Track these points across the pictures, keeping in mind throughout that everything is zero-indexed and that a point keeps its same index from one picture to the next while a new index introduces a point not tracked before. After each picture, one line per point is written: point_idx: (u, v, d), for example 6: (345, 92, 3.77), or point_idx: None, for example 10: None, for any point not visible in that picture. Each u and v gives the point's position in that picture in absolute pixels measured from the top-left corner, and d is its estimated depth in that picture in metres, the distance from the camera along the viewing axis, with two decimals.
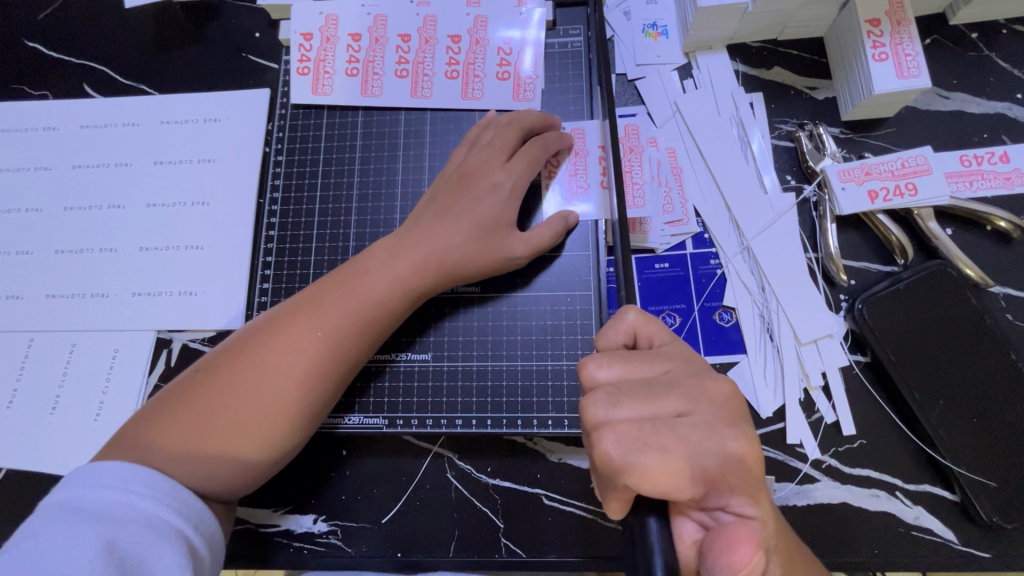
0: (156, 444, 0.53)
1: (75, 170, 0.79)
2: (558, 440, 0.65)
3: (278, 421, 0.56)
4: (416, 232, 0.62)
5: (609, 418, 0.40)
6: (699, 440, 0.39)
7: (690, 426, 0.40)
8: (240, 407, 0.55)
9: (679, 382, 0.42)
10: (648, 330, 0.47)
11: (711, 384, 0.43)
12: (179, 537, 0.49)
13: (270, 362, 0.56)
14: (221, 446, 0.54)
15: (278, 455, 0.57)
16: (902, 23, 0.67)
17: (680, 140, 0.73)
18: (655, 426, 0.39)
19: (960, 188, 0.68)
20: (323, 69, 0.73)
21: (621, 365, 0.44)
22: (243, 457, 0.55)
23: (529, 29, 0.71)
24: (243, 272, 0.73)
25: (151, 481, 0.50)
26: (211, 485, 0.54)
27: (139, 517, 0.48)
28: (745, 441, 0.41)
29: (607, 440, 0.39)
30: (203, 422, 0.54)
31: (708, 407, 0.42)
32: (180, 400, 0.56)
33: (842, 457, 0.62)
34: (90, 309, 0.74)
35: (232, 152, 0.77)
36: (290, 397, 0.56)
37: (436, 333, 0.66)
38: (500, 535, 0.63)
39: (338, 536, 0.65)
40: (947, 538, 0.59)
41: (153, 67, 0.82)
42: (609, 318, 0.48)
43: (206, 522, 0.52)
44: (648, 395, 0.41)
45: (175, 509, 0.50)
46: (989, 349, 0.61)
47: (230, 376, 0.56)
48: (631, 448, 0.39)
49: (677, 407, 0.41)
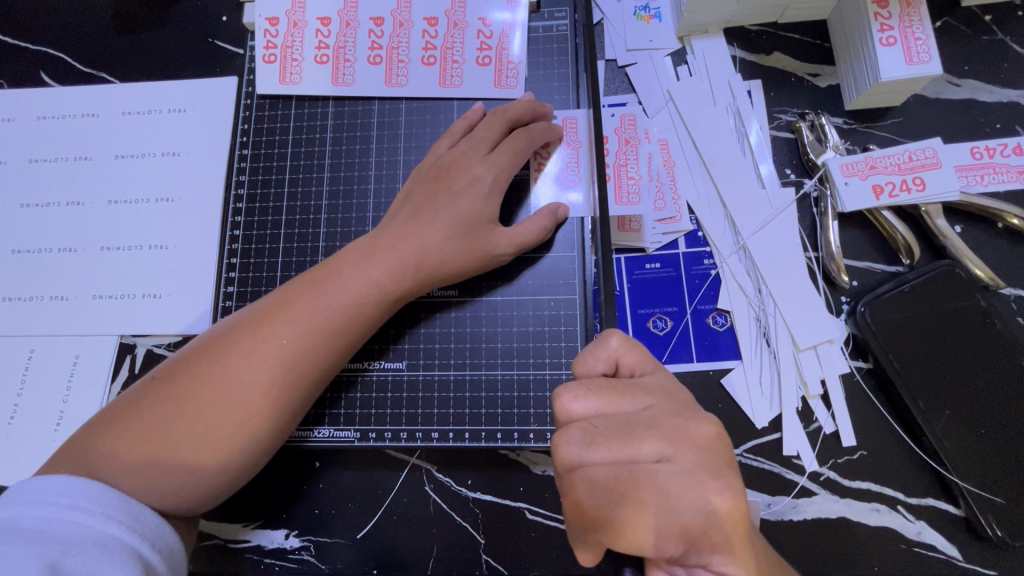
0: (108, 455, 0.49)
1: (31, 164, 0.74)
2: (542, 451, 0.62)
3: (243, 434, 0.52)
4: (390, 232, 0.58)
5: (583, 460, 0.39)
6: (675, 491, 0.38)
7: (667, 475, 0.39)
8: (201, 419, 0.51)
9: (660, 422, 0.40)
10: (632, 358, 0.45)
11: (694, 424, 0.41)
12: (134, 554, 0.44)
13: (232, 370, 0.52)
14: (179, 460, 0.50)
15: (239, 472, 0.53)
16: (912, 4, 0.62)
17: (673, 131, 0.69)
18: (630, 473, 0.39)
19: (971, 183, 0.64)
20: (291, 56, 0.68)
21: (599, 399, 0.42)
22: (204, 472, 0.51)
23: (514, 10, 0.66)
24: (209, 273, 0.69)
25: (103, 496, 0.46)
26: (168, 501, 0.50)
27: (88, 535, 0.43)
28: (724, 497, 0.39)
29: (580, 486, 0.39)
30: (157, 433, 0.50)
31: (691, 451, 0.40)
32: (136, 409, 0.52)
33: (842, 469, 0.59)
34: (49, 312, 0.70)
35: (198, 144, 0.72)
36: (255, 408, 0.52)
37: (410, 341, 0.62)
38: (480, 551, 0.60)
39: (310, 552, 0.61)
40: (949, 554, 0.56)
41: (114, 53, 0.77)
42: (591, 341, 0.46)
43: (165, 538, 0.48)
44: (624, 437, 0.39)
45: (130, 527, 0.45)
46: (999, 356, 0.57)
47: (190, 385, 0.52)
48: (604, 498, 0.38)
49: (657, 451, 0.39)
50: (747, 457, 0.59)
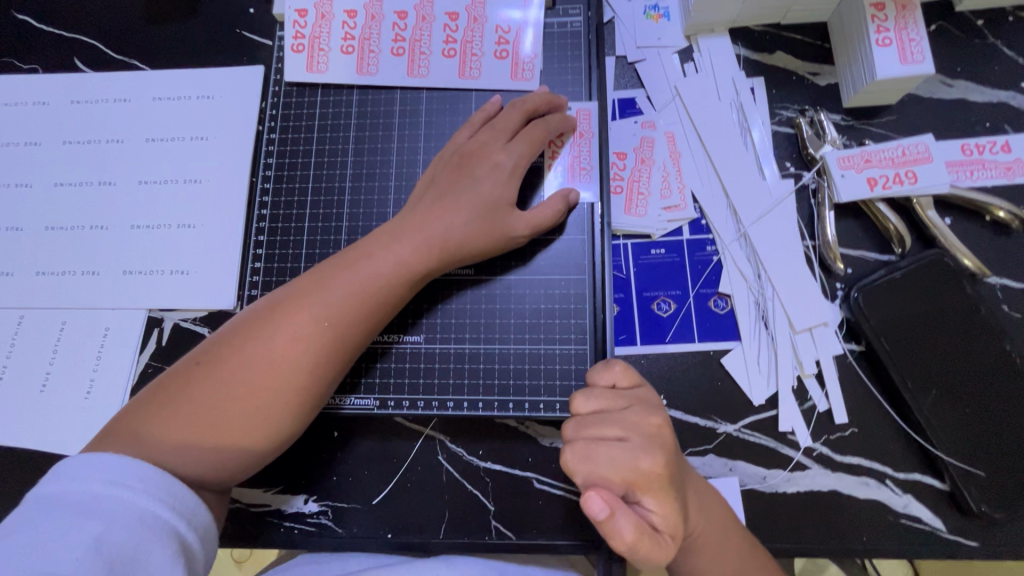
0: (161, 436, 0.52)
1: (66, 146, 0.78)
2: (549, 423, 0.65)
3: (286, 409, 0.55)
4: (414, 216, 0.61)
5: (571, 437, 0.48)
6: (623, 460, 0.45)
7: (621, 448, 0.46)
8: (246, 399, 0.54)
9: (627, 415, 0.48)
10: (629, 381, 0.52)
11: (646, 416, 0.48)
12: (172, 533, 0.47)
13: (274, 351, 0.55)
14: (228, 437, 0.54)
15: (282, 442, 0.57)
16: (907, 7, 0.65)
17: (679, 124, 0.72)
18: (598, 447, 0.46)
19: (961, 177, 0.67)
20: (318, 47, 0.72)
21: (598, 400, 0.49)
22: (251, 445, 0.55)
23: (530, 9, 0.70)
24: (234, 251, 0.72)
25: (146, 474, 0.48)
26: (219, 471, 0.54)
27: (131, 512, 0.46)
28: (654, 461, 0.45)
29: (564, 453, 0.47)
30: (207, 412, 0.53)
31: (641, 435, 0.47)
32: (184, 391, 0.54)
33: (834, 444, 0.62)
34: (80, 287, 0.73)
35: (225, 129, 0.76)
36: (297, 386, 0.55)
37: (429, 317, 0.65)
38: (490, 517, 0.63)
39: (328, 516, 0.65)
40: (934, 526, 0.59)
41: (146, 42, 0.81)
42: (599, 362, 0.54)
43: (200, 516, 0.50)
44: (598, 422, 0.48)
45: (168, 504, 0.48)
46: (983, 339, 0.61)
47: (233, 368, 0.55)
48: (582, 461, 0.46)
49: (620, 433, 0.47)
50: (744, 432, 0.63)
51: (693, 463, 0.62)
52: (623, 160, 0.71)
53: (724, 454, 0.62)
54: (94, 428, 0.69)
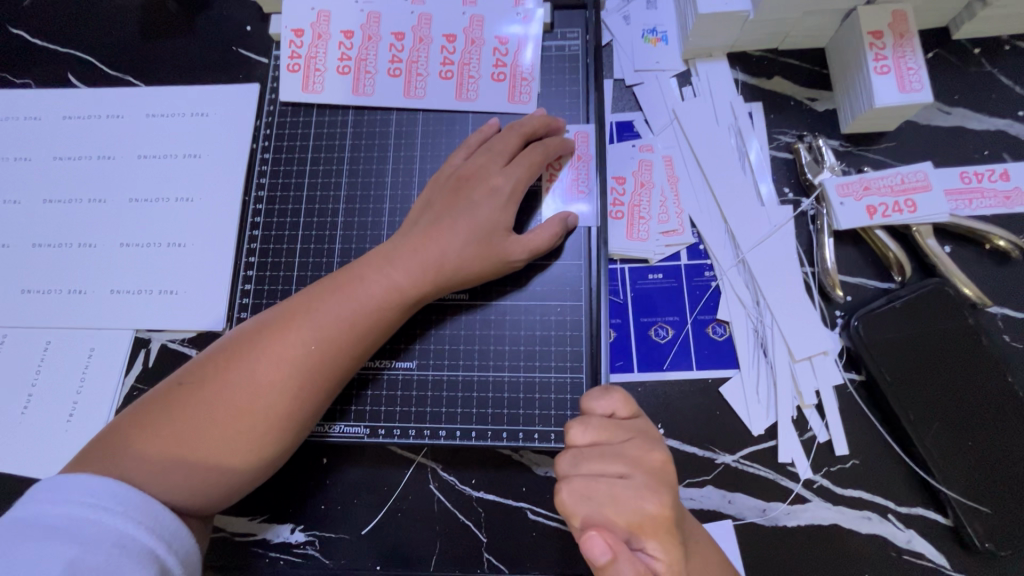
0: (140, 459, 0.50)
1: (56, 162, 0.76)
2: (544, 453, 0.64)
3: (270, 435, 0.54)
4: (409, 240, 0.60)
5: (569, 474, 0.47)
6: (625, 500, 0.44)
7: (623, 487, 0.45)
8: (229, 423, 0.52)
9: (629, 451, 0.47)
10: (628, 410, 0.50)
11: (649, 451, 0.47)
12: (150, 557, 0.44)
13: (261, 374, 0.54)
14: (208, 462, 0.52)
15: (264, 469, 0.55)
16: (905, 36, 0.65)
17: (677, 148, 0.72)
18: (598, 485, 0.45)
19: (960, 207, 0.67)
20: (314, 67, 0.71)
21: (594, 431, 0.48)
22: (232, 472, 0.53)
23: (530, 26, 0.70)
24: (225, 271, 0.71)
25: (125, 497, 0.46)
26: (198, 499, 0.52)
27: (108, 535, 0.44)
28: (658, 503, 0.44)
29: (562, 491, 0.46)
30: (189, 436, 0.52)
31: (644, 471, 0.46)
32: (165, 413, 0.53)
33: (834, 477, 0.60)
34: (66, 306, 0.72)
35: (219, 148, 0.75)
36: (283, 410, 0.54)
37: (422, 342, 0.64)
38: (483, 550, 0.62)
39: (315, 547, 0.63)
40: (938, 563, 0.58)
41: (140, 58, 0.80)
42: (598, 389, 0.52)
43: (181, 540, 0.47)
44: (597, 457, 0.47)
45: (147, 527, 0.46)
46: (985, 371, 0.60)
47: (217, 390, 0.53)
48: (581, 501, 0.45)
49: (620, 470, 0.46)
50: (743, 463, 0.61)
51: (690, 494, 0.61)
52: (621, 185, 0.70)
53: (723, 486, 0.61)
54: (75, 452, 0.67)
